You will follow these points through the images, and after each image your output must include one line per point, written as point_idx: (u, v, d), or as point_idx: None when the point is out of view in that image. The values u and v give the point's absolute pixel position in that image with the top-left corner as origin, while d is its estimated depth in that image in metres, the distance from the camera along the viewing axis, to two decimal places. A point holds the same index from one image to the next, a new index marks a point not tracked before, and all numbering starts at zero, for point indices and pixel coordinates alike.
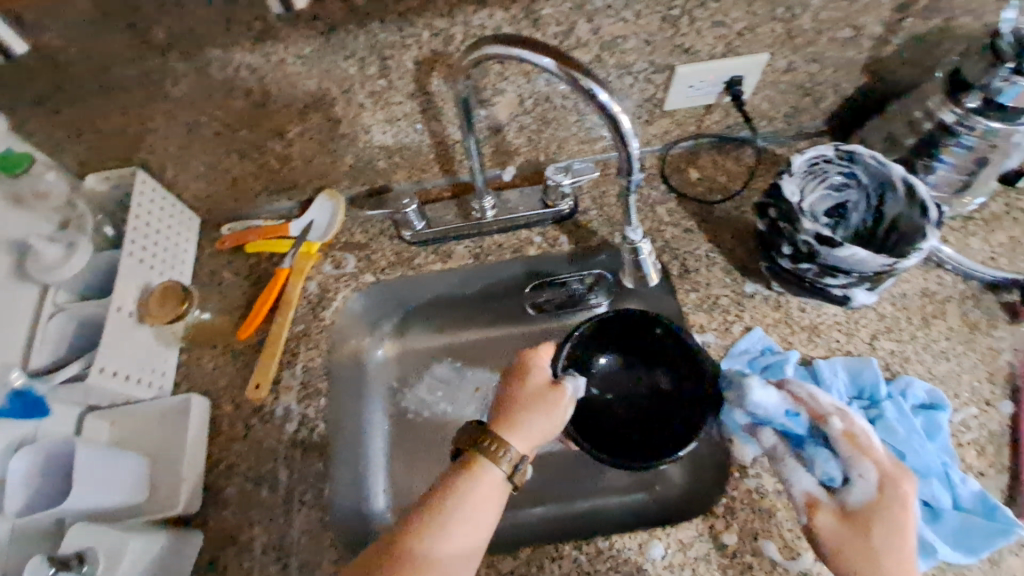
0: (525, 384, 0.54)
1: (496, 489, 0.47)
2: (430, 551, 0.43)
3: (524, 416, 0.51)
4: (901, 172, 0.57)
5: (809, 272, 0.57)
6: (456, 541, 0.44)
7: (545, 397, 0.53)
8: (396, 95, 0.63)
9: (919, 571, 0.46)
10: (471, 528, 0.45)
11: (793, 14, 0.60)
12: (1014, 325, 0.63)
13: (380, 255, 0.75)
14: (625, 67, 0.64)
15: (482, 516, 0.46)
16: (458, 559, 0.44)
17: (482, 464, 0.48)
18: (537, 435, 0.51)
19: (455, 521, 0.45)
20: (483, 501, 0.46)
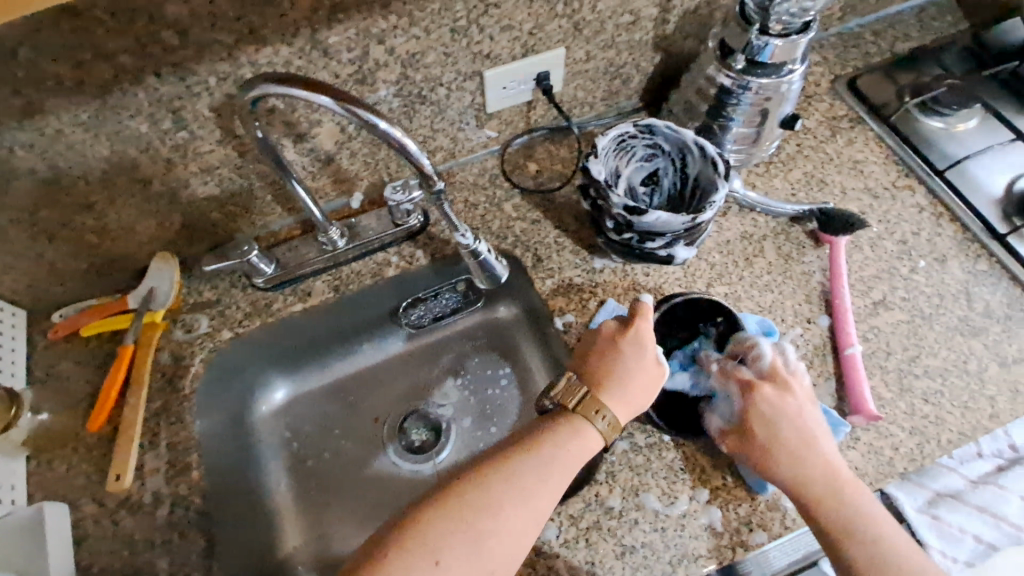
0: (642, 356, 0.58)
1: (584, 449, 0.54)
2: (505, 498, 0.49)
3: (634, 387, 0.57)
4: (692, 136, 0.64)
5: (632, 241, 0.63)
6: (530, 495, 0.50)
7: (659, 369, 0.59)
8: (204, 145, 0.60)
9: (826, 465, 0.55)
10: (546, 486, 0.51)
11: (572, 8, 0.65)
12: (819, 248, 0.72)
13: (234, 308, 0.72)
14: (434, 79, 0.65)
15: (558, 479, 0.51)
16: (528, 512, 0.49)
17: (583, 428, 0.54)
18: (643, 403, 0.58)
19: (536, 475, 0.51)
20: (562, 463, 0.52)
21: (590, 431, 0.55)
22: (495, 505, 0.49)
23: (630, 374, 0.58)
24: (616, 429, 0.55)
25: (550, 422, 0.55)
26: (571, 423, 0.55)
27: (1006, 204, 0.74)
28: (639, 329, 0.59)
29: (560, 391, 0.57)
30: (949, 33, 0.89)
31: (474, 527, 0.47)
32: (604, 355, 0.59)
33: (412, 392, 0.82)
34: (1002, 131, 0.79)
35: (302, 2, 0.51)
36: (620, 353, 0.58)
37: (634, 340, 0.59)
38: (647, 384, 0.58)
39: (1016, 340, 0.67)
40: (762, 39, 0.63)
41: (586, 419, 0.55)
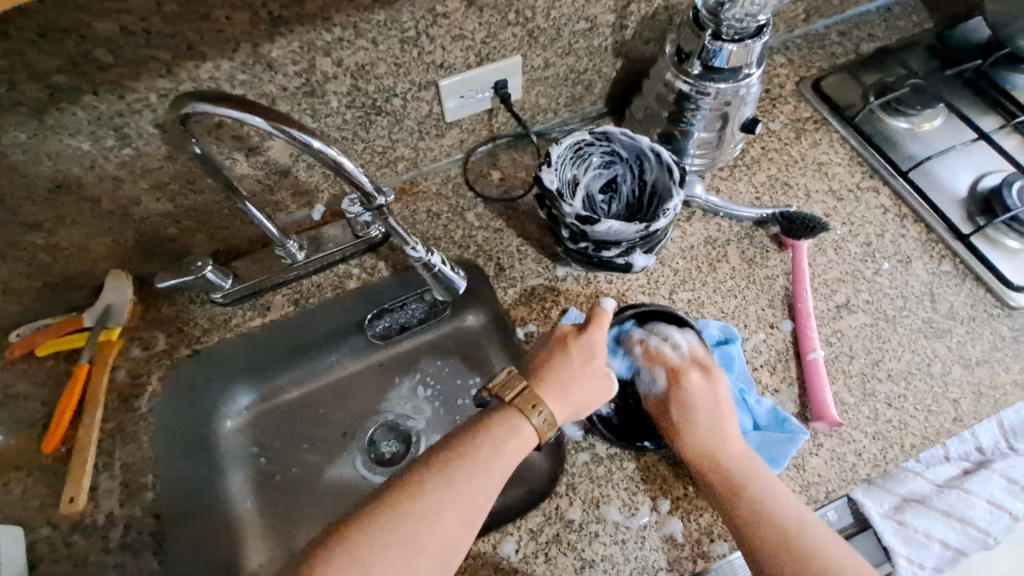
0: (589, 362, 0.59)
1: (520, 449, 0.53)
2: (437, 505, 0.47)
3: (574, 387, 0.57)
4: (647, 142, 0.63)
5: (588, 248, 0.64)
6: (475, 489, 0.49)
7: (604, 377, 0.59)
8: (152, 160, 0.60)
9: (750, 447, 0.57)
10: (479, 489, 0.50)
11: (525, 16, 0.64)
12: (782, 253, 0.72)
13: (193, 324, 0.72)
14: (387, 90, 0.65)
15: (492, 482, 0.50)
16: (461, 518, 0.48)
17: (519, 424, 0.53)
18: (581, 405, 0.57)
19: (469, 479, 0.50)
20: (496, 464, 0.51)
21: (526, 428, 0.54)
22: (426, 514, 0.47)
23: (574, 377, 0.58)
24: (551, 425, 0.54)
25: (487, 418, 0.54)
26: (509, 420, 0.53)
27: (969, 204, 0.73)
28: (590, 335, 0.60)
29: (500, 384, 0.56)
30: (913, 33, 0.89)
31: (405, 538, 0.46)
32: (553, 356, 0.59)
33: (381, 404, 0.79)
34: (965, 131, 0.79)
35: (239, 16, 0.51)
36: (568, 356, 0.59)
37: (585, 346, 0.60)
38: (590, 388, 0.58)
39: (980, 341, 0.66)
40: (716, 44, 0.63)
41: (523, 415, 0.54)
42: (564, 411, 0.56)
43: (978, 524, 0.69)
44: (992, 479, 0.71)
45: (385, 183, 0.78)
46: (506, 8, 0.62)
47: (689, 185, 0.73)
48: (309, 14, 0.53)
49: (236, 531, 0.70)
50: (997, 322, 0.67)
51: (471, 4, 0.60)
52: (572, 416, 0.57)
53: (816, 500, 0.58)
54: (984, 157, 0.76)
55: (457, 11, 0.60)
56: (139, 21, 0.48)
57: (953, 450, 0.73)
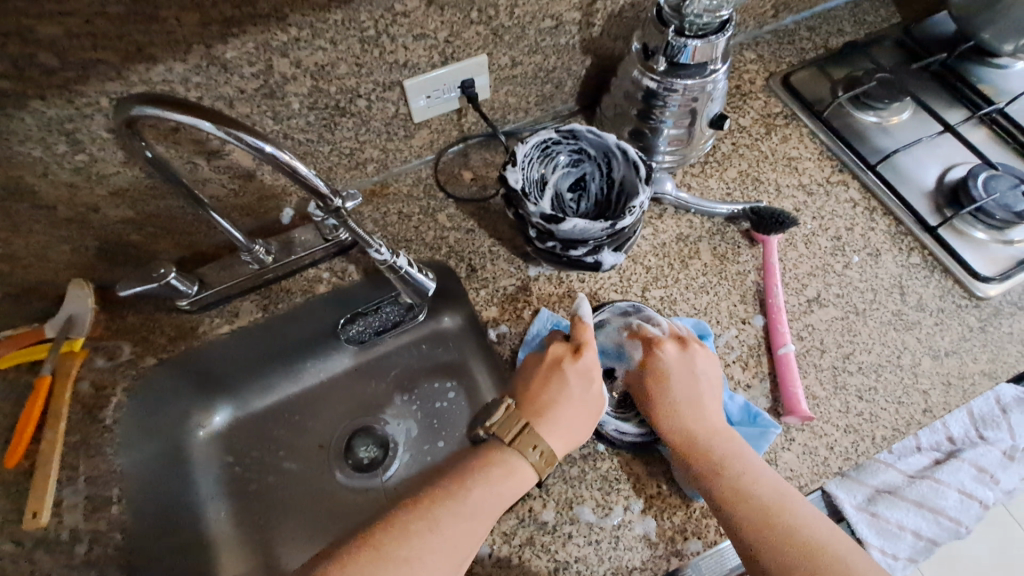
0: (585, 390, 0.57)
1: (513, 488, 0.52)
2: (422, 546, 0.46)
3: (568, 417, 0.56)
4: (614, 140, 0.63)
5: (556, 248, 0.64)
6: (462, 532, 0.48)
7: (600, 403, 0.58)
8: (107, 166, 0.59)
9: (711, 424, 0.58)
10: (466, 526, 0.49)
11: (488, 15, 0.63)
12: (753, 248, 0.72)
13: (158, 332, 0.70)
14: (351, 90, 0.64)
15: (479, 520, 0.50)
16: (447, 558, 0.47)
17: (509, 464, 0.53)
18: (580, 434, 0.56)
19: (455, 517, 0.49)
20: (484, 504, 0.50)
21: (522, 466, 0.53)
22: (411, 555, 0.46)
23: (569, 405, 0.56)
24: (549, 461, 0.53)
25: (478, 457, 0.53)
26: (500, 457, 0.53)
27: (938, 195, 0.74)
28: (585, 359, 0.58)
29: (499, 423, 0.55)
30: (881, 28, 0.90)
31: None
32: (550, 382, 0.57)
33: (356, 410, 0.79)
34: (932, 124, 0.80)
35: (189, 17, 0.50)
36: (562, 384, 0.57)
37: (580, 370, 0.58)
38: (587, 415, 0.57)
39: (949, 332, 0.67)
40: (680, 40, 0.63)
41: (520, 454, 0.53)
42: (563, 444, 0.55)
43: (951, 513, 0.70)
44: (962, 468, 0.72)
45: (355, 185, 0.77)
46: (467, 8, 0.62)
47: (659, 182, 0.73)
48: (262, 14, 0.52)
49: (208, 544, 0.68)
50: (966, 312, 0.68)
51: (432, 3, 0.59)
52: (572, 446, 0.56)
53: None
54: (950, 149, 0.77)
55: (417, 11, 0.59)
56: (84, 24, 0.47)
57: (925, 440, 0.75)
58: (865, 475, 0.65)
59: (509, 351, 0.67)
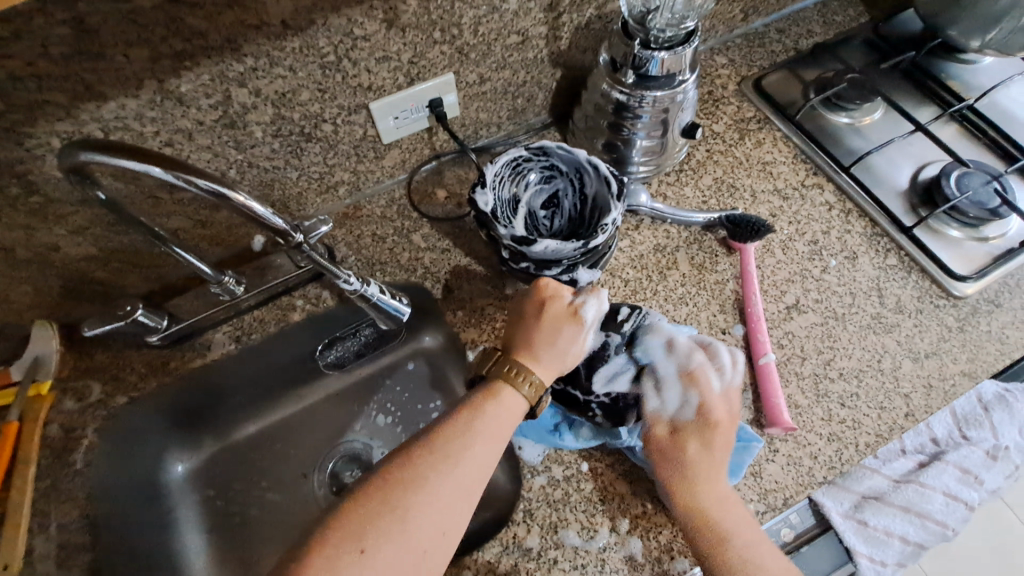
0: (550, 305, 0.58)
1: (508, 415, 0.51)
2: (425, 468, 0.46)
3: (541, 336, 0.56)
4: (585, 155, 0.62)
5: (530, 268, 0.63)
6: (465, 455, 0.47)
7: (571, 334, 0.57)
8: (64, 206, 0.57)
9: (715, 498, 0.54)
10: (473, 463, 0.47)
11: (451, 34, 0.62)
12: (730, 256, 0.71)
13: (128, 370, 0.68)
14: (315, 116, 0.63)
15: (487, 454, 0.48)
16: (459, 490, 0.46)
17: (507, 389, 0.52)
18: (563, 353, 0.56)
19: (459, 448, 0.47)
20: (489, 438, 0.49)
21: (513, 393, 0.52)
22: (416, 478, 0.45)
23: (541, 330, 0.57)
24: (539, 388, 0.54)
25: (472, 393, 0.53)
26: (490, 390, 0.52)
27: (911, 195, 0.74)
28: (546, 286, 0.60)
29: (481, 364, 0.56)
30: (851, 27, 0.90)
31: (400, 511, 0.43)
32: (518, 321, 0.59)
33: (337, 435, 0.77)
34: (904, 123, 0.80)
35: (138, 53, 0.49)
36: (528, 309, 0.59)
37: (545, 297, 0.59)
38: (561, 334, 0.57)
39: (928, 334, 0.66)
40: (646, 52, 0.62)
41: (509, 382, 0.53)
42: (547, 363, 0.56)
43: (937, 517, 0.69)
44: (947, 470, 0.72)
45: (327, 209, 0.75)
46: (430, 28, 0.61)
47: (634, 194, 0.72)
48: (215, 46, 0.51)
49: None
50: (944, 312, 0.68)
51: (393, 25, 0.58)
52: (561, 369, 0.56)
53: (774, 507, 0.57)
54: (922, 148, 0.77)
55: (378, 34, 0.58)
56: (26, 66, 0.46)
57: (909, 443, 0.75)
58: (850, 481, 0.66)
59: None
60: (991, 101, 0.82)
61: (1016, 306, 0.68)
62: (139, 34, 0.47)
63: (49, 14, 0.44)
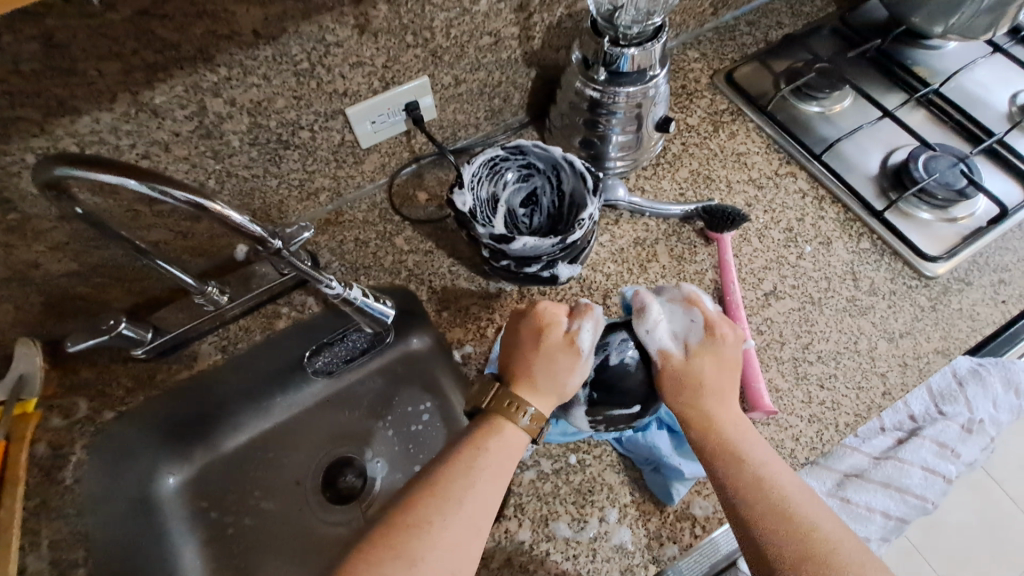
0: (546, 334, 0.57)
1: (509, 451, 0.51)
2: (429, 511, 0.46)
3: (540, 366, 0.55)
4: (560, 152, 0.63)
5: (510, 266, 0.64)
6: (467, 493, 0.47)
7: (570, 365, 0.56)
8: (42, 222, 0.57)
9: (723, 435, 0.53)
10: (477, 499, 0.47)
11: (423, 38, 0.63)
12: (709, 246, 0.73)
13: (115, 384, 0.68)
14: (291, 123, 0.63)
15: (489, 490, 0.48)
16: (465, 530, 0.46)
17: (507, 426, 0.52)
18: (564, 385, 0.55)
19: (463, 488, 0.48)
20: (495, 477, 0.49)
21: (512, 430, 0.52)
22: (421, 520, 0.45)
23: (538, 358, 0.56)
24: (539, 423, 0.53)
25: (472, 430, 0.53)
26: (492, 425, 0.52)
27: (882, 179, 0.76)
28: (547, 313, 0.58)
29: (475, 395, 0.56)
30: (819, 17, 0.91)
31: (408, 555, 0.43)
32: (519, 350, 0.57)
33: (330, 441, 0.77)
34: (872, 110, 0.82)
35: (109, 67, 0.49)
36: (525, 337, 0.58)
37: (541, 329, 0.57)
38: (554, 363, 0.56)
39: (902, 314, 0.68)
40: (616, 49, 0.63)
41: (511, 420, 0.53)
42: (544, 392, 0.55)
43: (916, 491, 0.73)
44: (925, 446, 0.74)
45: (309, 216, 0.76)
46: (402, 32, 0.61)
47: (611, 188, 0.73)
48: (187, 57, 0.52)
49: None
50: (917, 293, 0.69)
51: (365, 31, 0.59)
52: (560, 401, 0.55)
53: None
54: (891, 133, 0.79)
55: (350, 40, 0.59)
56: None
57: (888, 421, 0.76)
58: (833, 461, 0.69)
59: (476, 370, 0.67)
60: (957, 85, 0.84)
61: (985, 283, 0.70)
62: (109, 48, 0.48)
63: (18, 30, 0.44)
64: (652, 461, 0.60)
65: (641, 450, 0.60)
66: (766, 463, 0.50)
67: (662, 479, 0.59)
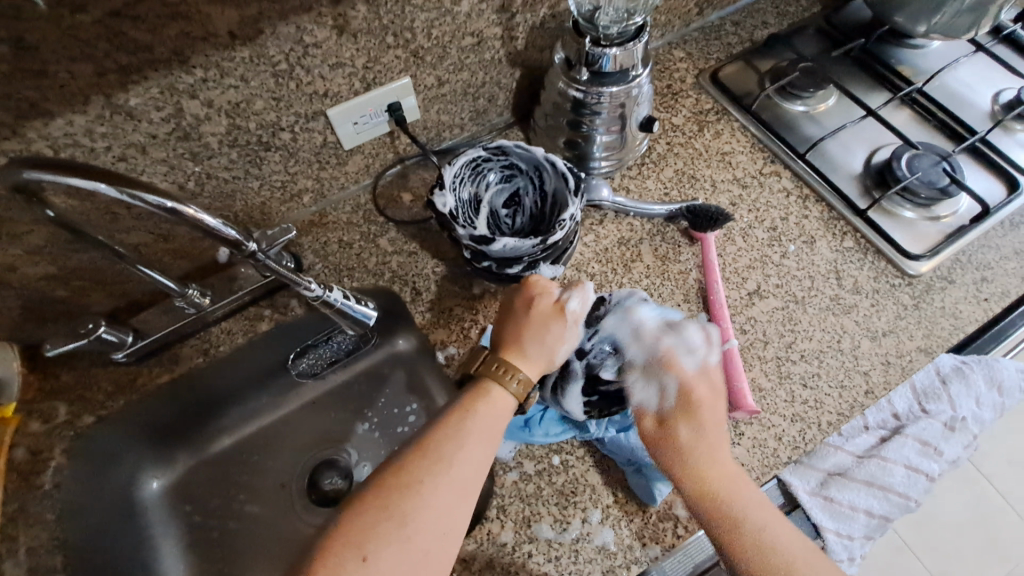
0: (537, 303, 0.57)
1: (499, 413, 0.51)
2: (419, 473, 0.45)
3: (529, 332, 0.55)
4: (542, 153, 0.63)
5: (492, 267, 0.64)
6: (458, 456, 0.47)
7: (557, 331, 0.56)
8: (18, 226, 0.57)
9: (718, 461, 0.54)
10: (468, 461, 0.47)
11: (404, 38, 0.63)
12: (693, 246, 0.73)
13: (96, 388, 0.67)
14: (272, 124, 0.63)
15: (480, 452, 0.48)
16: (456, 492, 0.46)
17: (495, 389, 0.52)
18: (552, 351, 0.56)
19: (454, 450, 0.47)
20: (485, 440, 0.49)
21: (500, 393, 0.52)
22: (411, 483, 0.45)
23: (526, 326, 0.56)
24: (526, 389, 0.53)
25: (461, 396, 0.52)
26: (481, 388, 0.52)
27: (865, 177, 0.76)
28: (537, 282, 0.59)
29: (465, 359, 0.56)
30: (804, 17, 0.92)
31: (398, 515, 0.43)
32: (509, 319, 0.57)
33: (315, 443, 0.76)
34: (856, 109, 0.82)
35: (82, 69, 0.49)
36: (515, 307, 0.58)
37: (530, 298, 0.58)
38: (542, 330, 0.56)
39: (885, 312, 0.68)
40: (597, 49, 0.63)
41: (499, 383, 0.52)
42: (531, 357, 0.55)
43: (898, 489, 0.72)
44: (907, 444, 0.74)
45: (293, 217, 0.75)
46: (381, 33, 0.61)
47: (595, 189, 0.73)
48: (161, 59, 0.51)
49: None
50: (899, 291, 0.69)
51: (344, 32, 0.58)
52: (548, 368, 0.56)
53: None
54: (875, 132, 0.80)
55: (329, 41, 0.58)
56: None
57: (872, 419, 0.76)
58: (815, 460, 0.69)
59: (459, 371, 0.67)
60: (940, 84, 0.84)
61: (968, 281, 0.70)
62: (82, 50, 0.47)
63: None
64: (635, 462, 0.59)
65: (625, 451, 0.59)
66: (761, 526, 0.50)
67: (644, 479, 0.59)
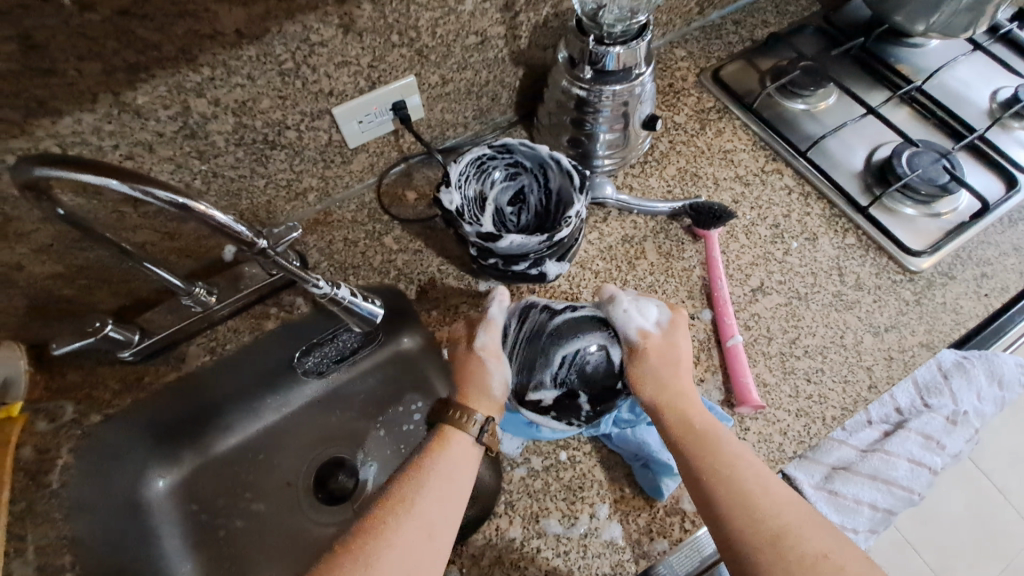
0: (457, 352, 0.60)
1: (465, 454, 0.52)
2: (385, 516, 0.47)
3: (462, 379, 0.58)
4: (547, 150, 0.64)
5: (498, 264, 0.64)
6: (424, 497, 0.48)
7: (484, 369, 0.58)
8: (25, 224, 0.57)
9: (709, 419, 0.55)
10: (435, 502, 0.48)
11: (409, 37, 0.63)
12: (696, 243, 0.73)
13: (102, 387, 0.67)
14: (278, 123, 0.63)
15: (449, 492, 0.49)
16: (423, 530, 0.46)
17: (453, 429, 0.53)
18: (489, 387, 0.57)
19: (421, 492, 0.48)
20: (453, 480, 0.50)
21: (460, 433, 0.53)
22: (376, 525, 0.46)
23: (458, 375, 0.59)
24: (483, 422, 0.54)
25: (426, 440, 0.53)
26: (444, 431, 0.53)
27: (866, 174, 0.77)
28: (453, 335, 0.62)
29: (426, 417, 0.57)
30: (803, 16, 0.92)
31: (364, 558, 0.44)
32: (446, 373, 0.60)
33: (320, 441, 0.77)
34: (857, 108, 0.83)
35: (91, 67, 0.49)
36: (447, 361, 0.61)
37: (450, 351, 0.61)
38: (471, 373, 0.58)
39: (887, 308, 0.69)
40: (601, 48, 0.63)
41: (455, 423, 0.54)
42: (474, 398, 0.56)
43: (902, 483, 0.74)
44: (910, 438, 0.76)
45: (298, 216, 0.75)
46: (386, 32, 0.61)
47: (599, 186, 0.74)
48: (169, 57, 0.51)
49: None
50: (901, 287, 0.70)
51: (349, 30, 0.59)
52: (495, 402, 0.57)
53: None
54: (876, 130, 0.80)
55: (334, 39, 0.58)
56: None
57: (874, 414, 0.77)
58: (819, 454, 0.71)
59: None
60: (939, 82, 0.85)
61: (968, 277, 0.71)
62: (91, 48, 0.47)
63: None
64: (642, 457, 0.60)
65: (629, 446, 0.60)
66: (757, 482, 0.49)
67: (650, 475, 0.59)
